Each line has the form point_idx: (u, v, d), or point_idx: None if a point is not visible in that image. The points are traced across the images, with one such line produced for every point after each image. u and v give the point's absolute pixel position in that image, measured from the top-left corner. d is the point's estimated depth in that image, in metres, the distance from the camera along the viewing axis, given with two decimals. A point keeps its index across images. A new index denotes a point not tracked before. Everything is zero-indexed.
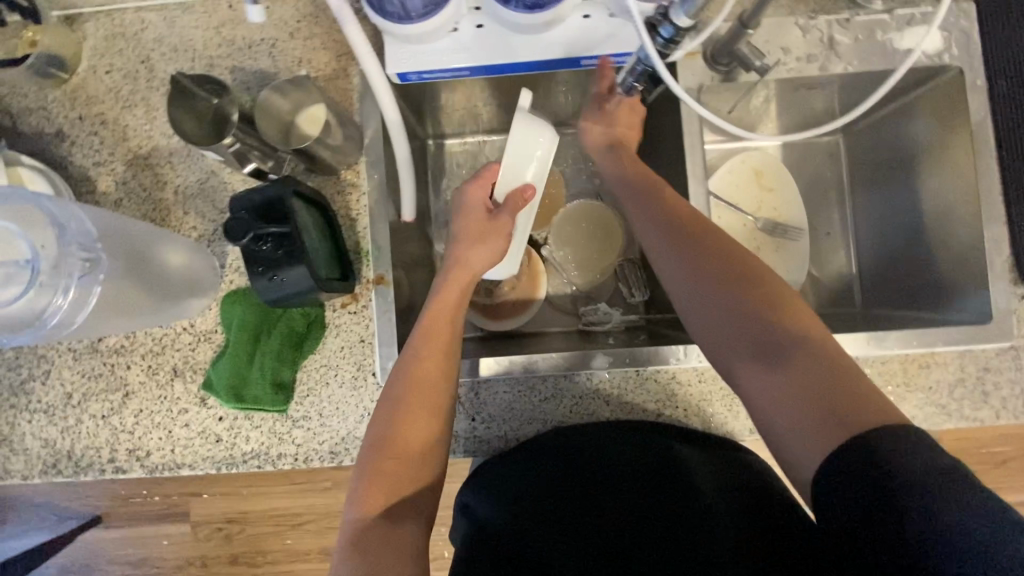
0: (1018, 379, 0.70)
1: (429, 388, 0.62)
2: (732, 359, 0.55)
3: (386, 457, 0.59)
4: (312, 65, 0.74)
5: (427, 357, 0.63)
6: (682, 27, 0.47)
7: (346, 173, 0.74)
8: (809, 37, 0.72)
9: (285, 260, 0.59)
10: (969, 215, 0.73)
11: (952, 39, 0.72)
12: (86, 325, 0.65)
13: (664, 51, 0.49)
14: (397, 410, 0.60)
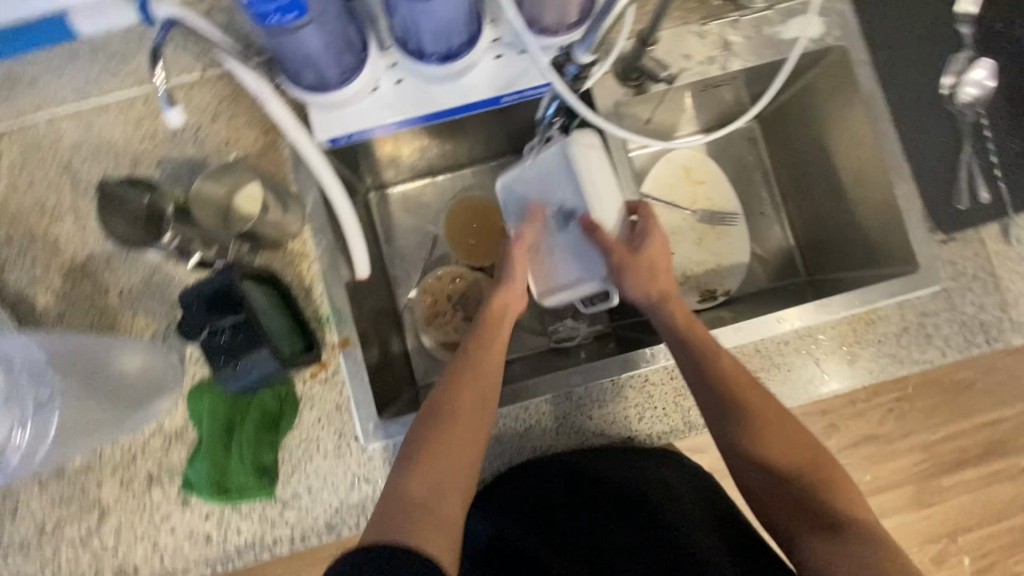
0: (954, 316, 0.75)
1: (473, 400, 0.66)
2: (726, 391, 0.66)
3: (436, 445, 0.63)
4: (240, 145, 0.75)
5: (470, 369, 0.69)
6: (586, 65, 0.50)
7: (293, 242, 0.74)
8: (706, 41, 0.77)
9: (244, 348, 0.58)
10: (881, 177, 0.78)
11: (832, 23, 0.78)
12: (68, 449, 0.67)
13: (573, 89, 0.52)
14: (451, 412, 0.65)
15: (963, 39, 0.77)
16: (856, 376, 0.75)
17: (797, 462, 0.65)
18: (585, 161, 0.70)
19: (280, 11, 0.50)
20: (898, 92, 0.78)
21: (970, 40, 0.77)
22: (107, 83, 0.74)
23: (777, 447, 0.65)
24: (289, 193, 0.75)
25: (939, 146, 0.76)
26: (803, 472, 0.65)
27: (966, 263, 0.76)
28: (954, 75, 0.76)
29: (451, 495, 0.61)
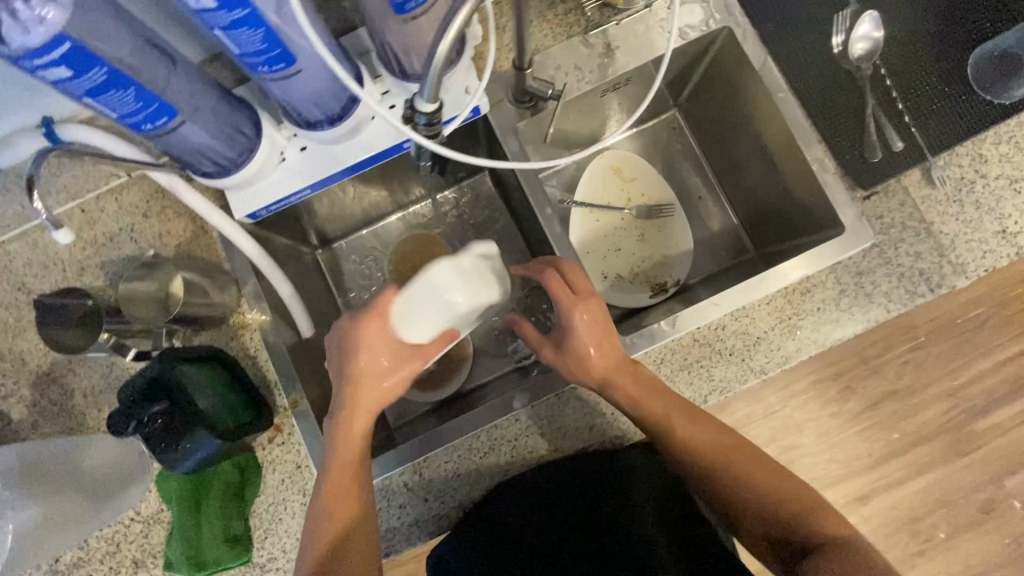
0: (892, 270, 0.73)
1: (354, 488, 0.67)
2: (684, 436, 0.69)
3: (330, 539, 0.65)
4: (172, 235, 0.79)
5: (360, 438, 0.68)
6: (431, 112, 0.52)
7: (233, 317, 0.78)
8: (591, 50, 0.79)
9: (181, 431, 0.63)
10: (790, 147, 0.78)
11: (711, 6, 0.78)
12: (41, 549, 0.70)
13: (428, 133, 0.54)
14: (335, 511, 0.66)
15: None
16: (804, 349, 0.73)
17: (764, 482, 0.69)
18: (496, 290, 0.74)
19: (149, 118, 0.54)
20: (793, 59, 0.76)
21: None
22: (44, 203, 0.79)
23: (729, 476, 0.69)
24: (222, 271, 0.78)
25: (844, 104, 0.75)
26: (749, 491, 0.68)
27: (894, 214, 0.74)
28: (843, 32, 0.75)
29: None
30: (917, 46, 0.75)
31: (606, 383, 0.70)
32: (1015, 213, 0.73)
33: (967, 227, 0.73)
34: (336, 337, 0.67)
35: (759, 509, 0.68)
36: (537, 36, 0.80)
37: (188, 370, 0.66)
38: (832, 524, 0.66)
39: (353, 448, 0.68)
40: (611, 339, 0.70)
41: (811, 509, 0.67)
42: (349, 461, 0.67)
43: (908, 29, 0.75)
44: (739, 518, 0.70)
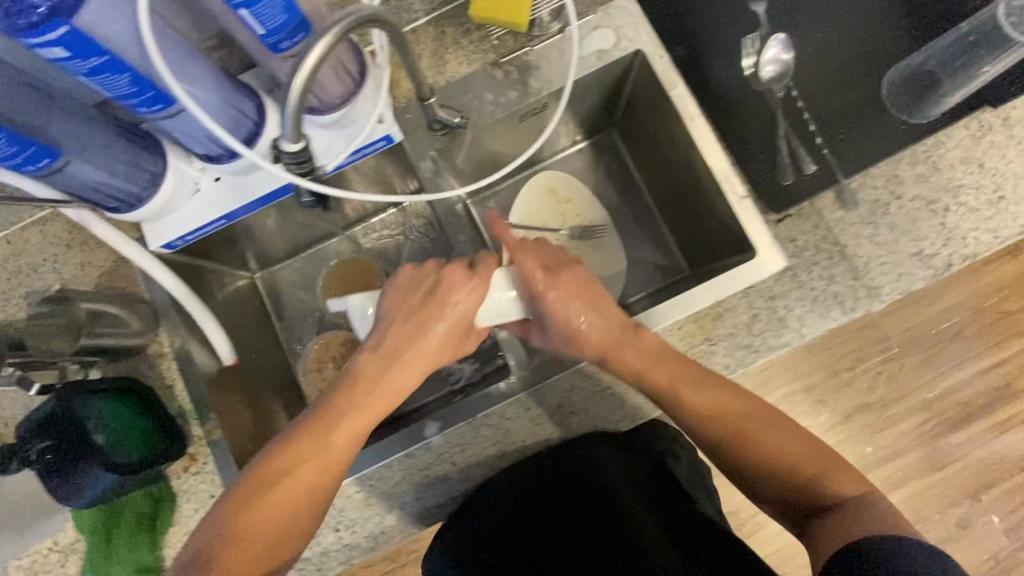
0: (805, 294, 0.72)
1: (341, 449, 0.65)
2: (678, 400, 0.67)
3: (298, 497, 0.63)
4: (93, 265, 0.80)
5: (369, 390, 0.67)
6: (297, 152, 0.53)
7: (152, 346, 0.79)
8: (504, 77, 0.79)
9: (69, 465, 0.66)
10: (704, 170, 0.77)
11: (623, 31, 0.77)
12: None
13: (300, 170, 0.55)
14: (326, 463, 0.64)
15: (757, 16, 0.76)
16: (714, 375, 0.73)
17: (782, 446, 0.66)
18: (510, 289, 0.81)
19: (30, 159, 0.57)
20: (703, 83, 0.76)
21: (763, 16, 0.76)
22: None
23: (735, 446, 0.67)
24: (141, 300, 0.79)
25: (754, 128, 0.75)
26: (746, 452, 0.66)
27: (808, 237, 0.73)
28: (753, 54, 0.75)
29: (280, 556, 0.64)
30: (829, 66, 0.75)
31: (604, 357, 0.69)
32: (931, 235, 0.72)
33: (881, 250, 0.72)
34: (402, 281, 0.70)
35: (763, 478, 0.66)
36: (451, 62, 0.80)
37: (94, 404, 0.68)
38: (845, 486, 0.63)
39: (362, 405, 0.66)
40: (598, 308, 0.70)
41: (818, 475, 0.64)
42: (352, 421, 0.66)
43: (819, 50, 0.75)
44: (756, 492, 0.68)
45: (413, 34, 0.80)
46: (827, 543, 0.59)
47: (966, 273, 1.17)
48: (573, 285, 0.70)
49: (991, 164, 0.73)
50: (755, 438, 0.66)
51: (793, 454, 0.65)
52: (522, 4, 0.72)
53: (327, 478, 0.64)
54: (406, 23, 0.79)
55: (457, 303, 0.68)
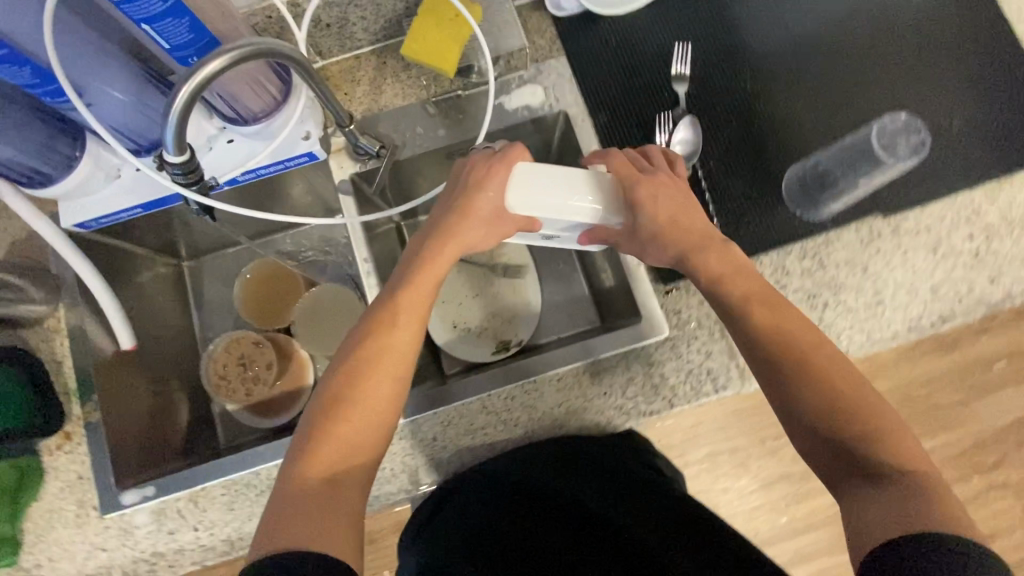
0: (680, 365, 0.75)
1: (419, 315, 0.63)
2: (749, 306, 0.60)
3: (386, 364, 0.60)
4: (8, 232, 0.82)
5: (433, 272, 0.65)
6: (182, 164, 0.57)
7: (51, 320, 0.81)
8: (433, 115, 0.82)
9: None
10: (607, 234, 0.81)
11: (550, 90, 0.81)
12: None
13: (187, 181, 0.59)
14: (404, 330, 0.62)
15: (678, 96, 0.81)
16: (582, 427, 0.77)
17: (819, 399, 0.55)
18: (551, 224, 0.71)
19: None
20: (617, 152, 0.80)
21: (682, 101, 0.81)
22: None
23: (814, 382, 0.56)
24: (49, 274, 0.81)
25: None
26: (822, 388, 0.55)
27: (692, 311, 0.77)
28: (666, 133, 0.79)
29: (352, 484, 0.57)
30: (733, 154, 0.79)
31: (683, 258, 0.65)
32: None
33: None
34: (454, 171, 0.69)
35: (805, 427, 0.56)
36: (385, 92, 0.83)
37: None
38: (913, 454, 0.52)
39: (423, 276, 0.64)
40: (684, 209, 0.66)
41: (887, 431, 0.53)
42: (420, 293, 0.64)
43: (726, 137, 0.80)
44: (801, 447, 0.57)
45: (355, 60, 0.84)
46: (873, 521, 0.49)
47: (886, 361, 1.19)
48: (660, 187, 0.66)
49: (874, 268, 0.76)
50: (820, 377, 0.56)
51: (864, 399, 0.55)
52: (449, 52, 0.76)
53: (407, 345, 0.62)
54: (348, 50, 0.83)
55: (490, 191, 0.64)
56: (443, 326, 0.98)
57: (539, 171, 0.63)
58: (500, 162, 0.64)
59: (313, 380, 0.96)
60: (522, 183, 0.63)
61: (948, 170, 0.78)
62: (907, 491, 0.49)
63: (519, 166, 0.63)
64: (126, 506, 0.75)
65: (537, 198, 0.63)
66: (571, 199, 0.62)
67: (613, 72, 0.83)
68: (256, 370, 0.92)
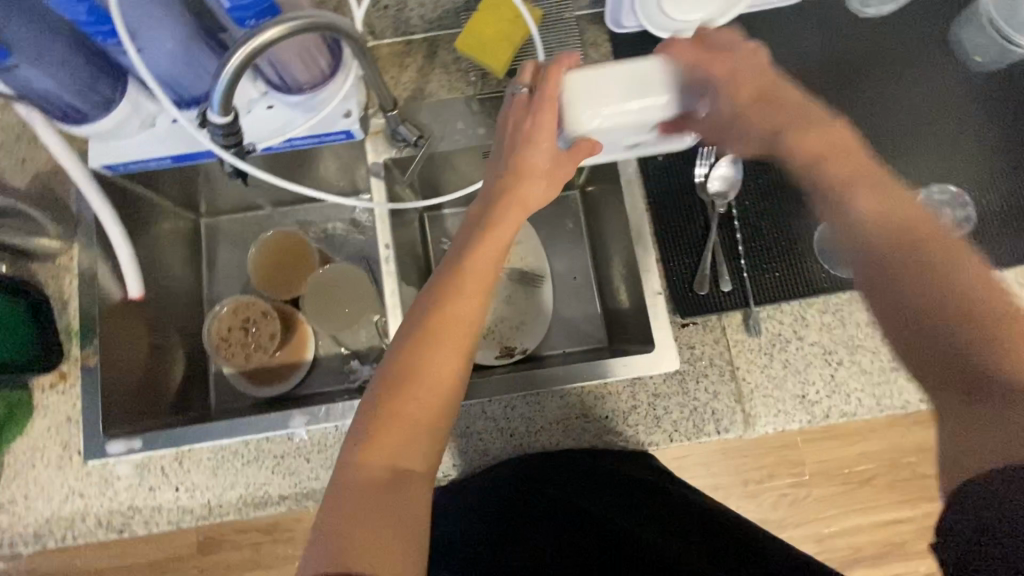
0: (685, 401, 0.75)
1: (478, 294, 0.60)
2: (846, 199, 0.59)
3: (453, 337, 0.58)
4: (34, 163, 0.81)
5: (491, 244, 0.61)
6: (225, 125, 0.56)
7: (63, 257, 0.80)
8: (476, 112, 0.81)
9: None
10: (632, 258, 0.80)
11: None
12: None
13: (226, 142, 0.58)
14: (471, 301, 0.60)
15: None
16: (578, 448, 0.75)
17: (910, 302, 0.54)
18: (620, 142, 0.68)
19: None
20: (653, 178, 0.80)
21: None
22: None
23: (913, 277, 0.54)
24: (69, 211, 0.80)
25: (688, 232, 0.78)
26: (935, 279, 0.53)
27: (705, 349, 0.76)
28: (706, 166, 0.79)
29: (417, 478, 0.56)
30: (771, 198, 0.78)
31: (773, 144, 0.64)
32: (819, 383, 0.75)
33: (769, 382, 0.75)
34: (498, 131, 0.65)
35: (897, 311, 0.55)
36: (431, 82, 0.82)
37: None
38: None
39: (487, 240, 0.61)
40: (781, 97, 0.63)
41: (1000, 309, 0.51)
42: (487, 261, 0.61)
43: (765, 179, 0.79)
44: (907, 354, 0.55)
45: (406, 45, 0.83)
46: (989, 449, 0.47)
47: (884, 425, 1.18)
48: (760, 75, 0.63)
49: None
50: (907, 260, 0.54)
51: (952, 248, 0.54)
52: (503, 52, 0.76)
53: (473, 315, 0.60)
54: (401, 34, 0.82)
55: (546, 156, 0.62)
56: None
57: (599, 79, 0.62)
58: (544, 117, 0.61)
59: (311, 355, 0.96)
60: (588, 89, 0.62)
61: (984, 247, 0.78)
62: (1010, 398, 0.48)
63: (572, 80, 0.62)
64: (111, 454, 0.74)
65: (603, 101, 0.62)
66: (649, 88, 0.61)
67: None
68: (258, 336, 0.92)
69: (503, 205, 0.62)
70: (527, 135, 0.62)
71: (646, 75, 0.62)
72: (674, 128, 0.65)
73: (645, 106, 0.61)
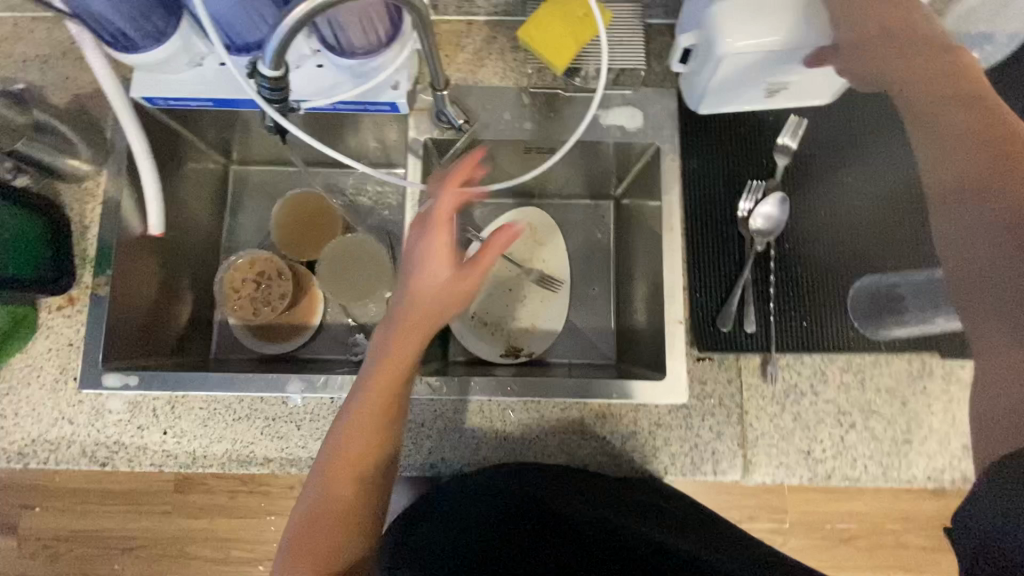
0: (687, 436, 0.73)
1: (397, 372, 0.60)
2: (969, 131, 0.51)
3: (349, 471, 0.59)
4: (76, 83, 0.81)
5: (413, 323, 0.61)
6: (273, 80, 0.54)
7: (89, 182, 0.80)
8: (525, 105, 0.79)
9: None
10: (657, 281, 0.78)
11: (649, 120, 0.78)
12: None
13: (271, 97, 0.57)
14: (371, 440, 0.60)
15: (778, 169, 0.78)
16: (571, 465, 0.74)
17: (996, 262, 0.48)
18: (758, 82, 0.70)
19: None
20: (694, 204, 0.77)
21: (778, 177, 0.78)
22: None
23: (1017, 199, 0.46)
24: (103, 137, 0.79)
25: (720, 265, 0.76)
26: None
27: (716, 387, 0.74)
28: (751, 202, 0.76)
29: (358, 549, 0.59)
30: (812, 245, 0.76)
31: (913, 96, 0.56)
32: (827, 442, 0.72)
33: (776, 432, 0.73)
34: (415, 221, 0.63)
35: (982, 233, 0.48)
36: (485, 67, 0.80)
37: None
38: None
39: (388, 386, 0.60)
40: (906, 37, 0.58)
41: None
42: (410, 336, 0.61)
43: (809, 226, 0.77)
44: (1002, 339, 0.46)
45: (466, 25, 0.81)
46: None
47: (879, 491, 1.16)
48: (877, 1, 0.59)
49: (913, 407, 0.73)
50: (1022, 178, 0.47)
51: None
52: (565, 49, 0.73)
53: (378, 444, 0.60)
54: (464, 13, 0.80)
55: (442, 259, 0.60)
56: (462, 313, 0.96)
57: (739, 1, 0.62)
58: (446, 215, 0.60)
59: (319, 322, 0.96)
60: (731, 13, 0.62)
61: None
62: None
63: (712, 10, 0.63)
64: (104, 386, 0.73)
65: (747, 28, 0.62)
66: (786, 18, 0.61)
67: (716, 122, 0.80)
68: (269, 293, 0.92)
69: (420, 282, 0.60)
70: (435, 221, 0.60)
71: (803, 6, 0.61)
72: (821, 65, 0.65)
73: (797, 35, 0.62)
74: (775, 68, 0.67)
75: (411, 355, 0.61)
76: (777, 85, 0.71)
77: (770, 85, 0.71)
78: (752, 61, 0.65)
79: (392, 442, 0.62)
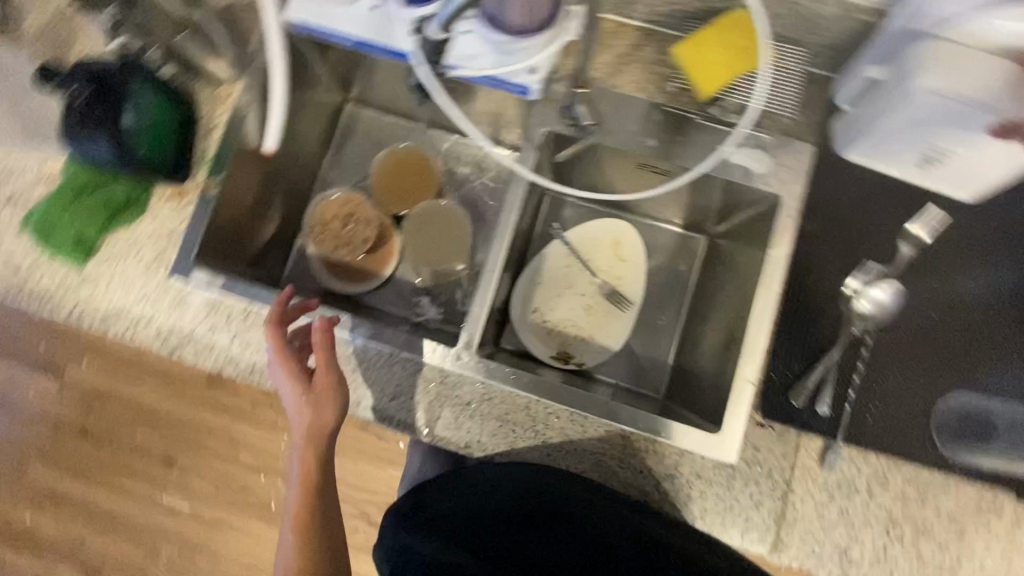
0: (724, 496, 0.71)
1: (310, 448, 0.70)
2: None
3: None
4: None
5: (310, 411, 0.69)
6: None
7: (222, 88, 0.83)
8: (658, 121, 0.77)
9: (91, 123, 0.71)
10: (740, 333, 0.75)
11: (782, 170, 0.74)
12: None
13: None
14: (294, 558, 0.68)
15: (898, 257, 0.74)
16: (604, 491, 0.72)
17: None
18: (927, 141, 0.65)
19: None
20: (801, 268, 0.74)
21: (897, 268, 0.74)
22: None
23: None
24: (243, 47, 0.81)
25: (810, 339, 0.72)
26: None
27: (768, 457, 0.72)
28: (862, 281, 0.73)
29: None
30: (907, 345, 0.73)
31: None
32: (867, 547, 0.69)
33: (817, 521, 0.70)
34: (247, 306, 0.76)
35: None
36: (626, 75, 0.78)
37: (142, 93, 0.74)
38: None
39: (300, 491, 0.71)
40: None
41: None
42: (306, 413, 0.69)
43: (913, 325, 0.73)
44: None
45: (617, 26, 0.78)
46: None
47: None
48: None
49: (971, 540, 0.69)
50: None
51: None
52: (715, 75, 0.71)
53: (311, 557, 0.68)
54: (619, 13, 0.77)
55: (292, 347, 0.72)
56: (525, 305, 0.96)
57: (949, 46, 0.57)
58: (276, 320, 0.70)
59: (390, 274, 0.97)
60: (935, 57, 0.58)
61: None
62: None
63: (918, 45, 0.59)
64: (193, 283, 0.77)
65: (949, 76, 0.57)
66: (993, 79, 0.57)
67: (845, 191, 0.76)
68: (354, 233, 0.96)
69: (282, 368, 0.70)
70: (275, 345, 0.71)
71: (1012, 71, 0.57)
72: (1005, 137, 0.60)
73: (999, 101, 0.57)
74: (953, 130, 0.62)
75: (315, 467, 0.71)
76: (941, 153, 0.67)
77: (937, 150, 0.66)
78: (937, 110, 0.60)
79: (326, 557, 0.69)
